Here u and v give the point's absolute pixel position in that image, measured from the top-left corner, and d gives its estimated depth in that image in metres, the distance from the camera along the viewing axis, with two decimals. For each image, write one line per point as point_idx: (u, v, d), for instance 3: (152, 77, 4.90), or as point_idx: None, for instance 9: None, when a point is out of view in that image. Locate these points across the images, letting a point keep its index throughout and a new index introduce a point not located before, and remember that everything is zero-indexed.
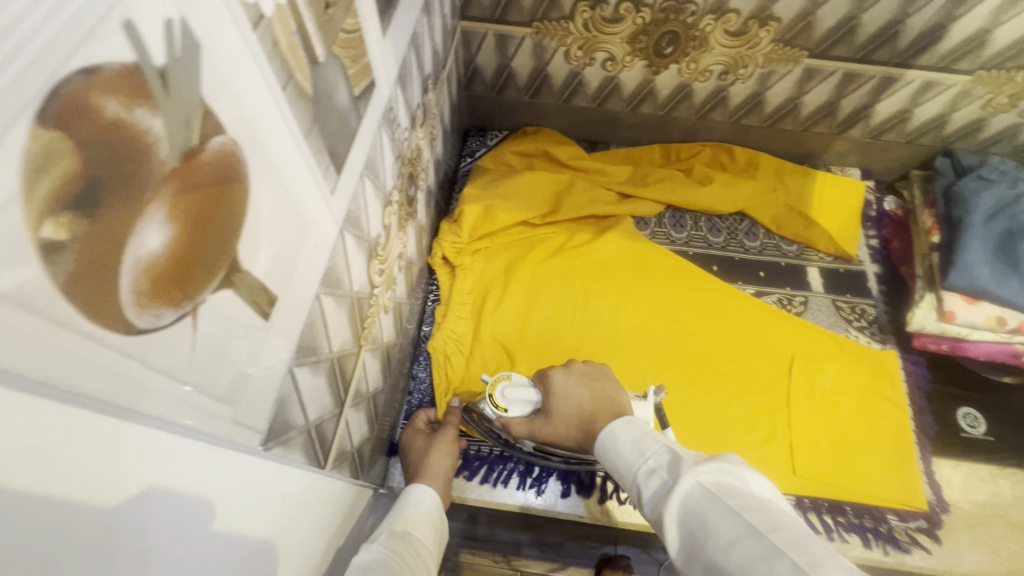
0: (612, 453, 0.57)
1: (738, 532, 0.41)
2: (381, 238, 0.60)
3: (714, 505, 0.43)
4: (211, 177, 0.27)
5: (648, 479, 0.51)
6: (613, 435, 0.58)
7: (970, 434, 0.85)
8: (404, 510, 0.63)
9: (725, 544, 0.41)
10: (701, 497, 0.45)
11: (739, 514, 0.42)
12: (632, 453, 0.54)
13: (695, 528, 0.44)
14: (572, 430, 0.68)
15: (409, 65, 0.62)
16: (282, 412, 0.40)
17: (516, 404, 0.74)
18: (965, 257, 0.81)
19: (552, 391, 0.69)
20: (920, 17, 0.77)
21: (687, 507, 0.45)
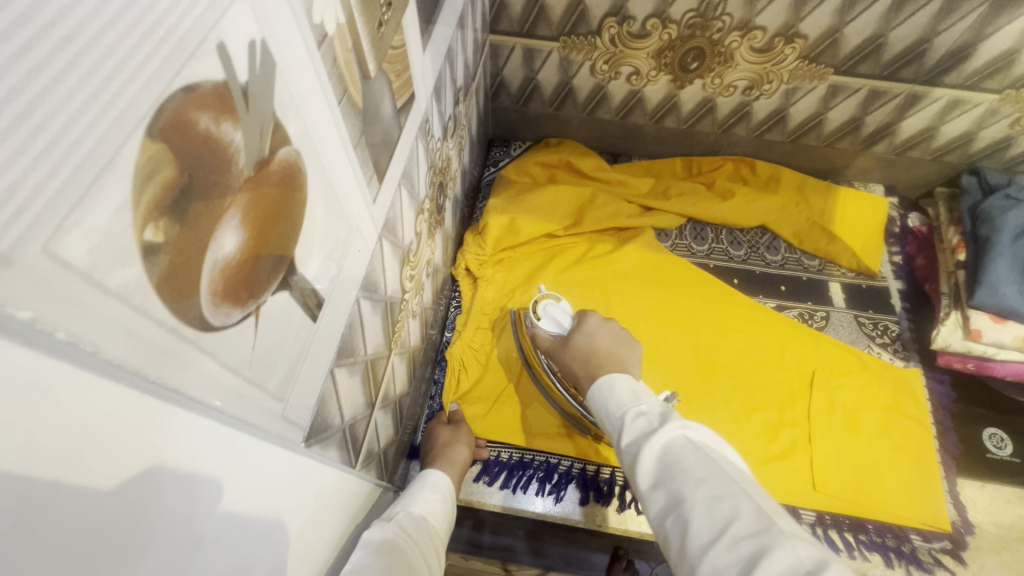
0: (605, 397, 0.57)
1: (712, 474, 0.44)
2: (413, 245, 0.62)
3: (694, 452, 0.46)
4: (278, 185, 0.29)
5: (635, 419, 0.52)
6: (613, 380, 0.58)
7: (996, 456, 0.84)
8: (418, 492, 0.63)
9: (696, 480, 0.44)
10: (681, 444, 0.47)
11: (715, 462, 0.45)
12: (627, 397, 0.55)
13: (671, 466, 0.46)
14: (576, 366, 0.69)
15: (444, 78, 0.64)
16: (322, 410, 0.42)
17: (549, 320, 0.79)
18: (993, 276, 0.80)
19: (581, 327, 0.72)
20: (947, 36, 0.78)
21: (666, 450, 0.47)
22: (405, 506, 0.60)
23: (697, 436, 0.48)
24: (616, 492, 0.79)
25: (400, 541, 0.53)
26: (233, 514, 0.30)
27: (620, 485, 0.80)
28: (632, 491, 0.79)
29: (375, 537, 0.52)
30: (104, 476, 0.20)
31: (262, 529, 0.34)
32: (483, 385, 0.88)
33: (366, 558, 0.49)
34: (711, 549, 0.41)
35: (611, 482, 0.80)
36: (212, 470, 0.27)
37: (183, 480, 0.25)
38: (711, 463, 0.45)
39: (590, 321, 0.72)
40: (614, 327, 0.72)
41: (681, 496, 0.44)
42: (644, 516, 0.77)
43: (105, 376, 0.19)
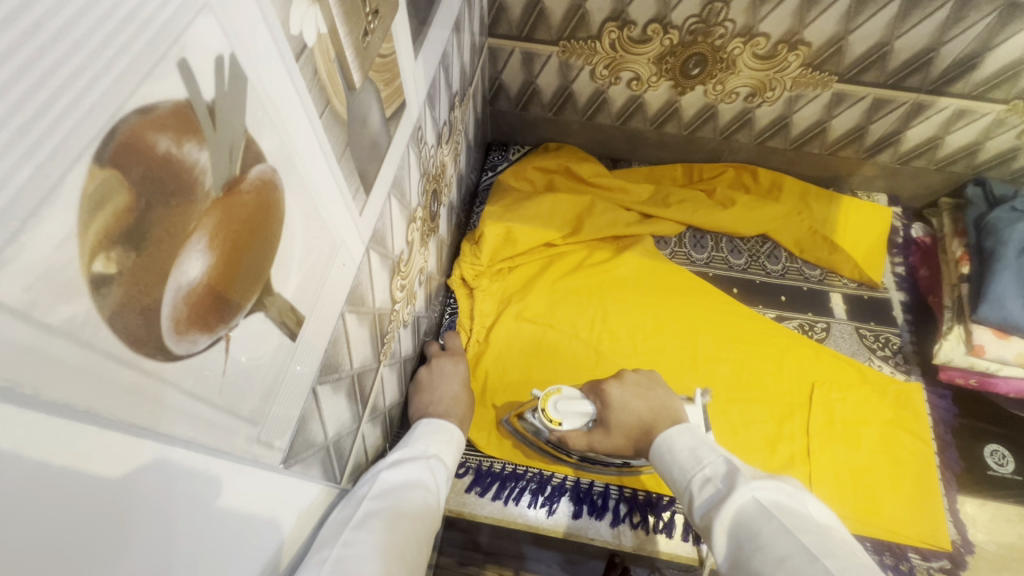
0: (666, 458, 0.59)
1: (792, 550, 0.43)
2: (404, 254, 0.60)
3: (768, 520, 0.46)
4: (251, 204, 0.28)
5: (702, 486, 0.53)
6: (671, 440, 0.60)
7: (998, 472, 0.83)
8: (430, 433, 0.63)
9: (774, 558, 0.43)
10: (754, 511, 0.47)
11: (794, 535, 0.44)
12: (689, 460, 0.56)
13: (746, 539, 0.46)
14: (629, 440, 0.68)
15: (438, 84, 0.63)
16: (304, 430, 0.40)
17: (570, 417, 0.72)
18: (998, 291, 0.78)
19: (610, 404, 0.69)
20: (955, 46, 0.76)
21: (739, 521, 0.48)
22: (436, 445, 0.61)
23: (769, 498, 0.48)
24: (610, 505, 0.78)
25: (429, 475, 0.56)
26: (212, 543, 0.29)
27: (615, 498, 0.79)
28: (625, 504, 0.78)
29: (412, 460, 0.56)
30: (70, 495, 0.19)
31: (238, 554, 0.33)
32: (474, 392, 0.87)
33: (399, 478, 0.53)
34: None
35: (604, 496, 0.79)
36: (181, 500, 0.26)
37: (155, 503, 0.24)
38: (788, 536, 0.44)
39: (612, 390, 0.70)
40: (631, 381, 0.71)
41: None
42: (638, 531, 0.77)
43: (51, 413, 0.18)
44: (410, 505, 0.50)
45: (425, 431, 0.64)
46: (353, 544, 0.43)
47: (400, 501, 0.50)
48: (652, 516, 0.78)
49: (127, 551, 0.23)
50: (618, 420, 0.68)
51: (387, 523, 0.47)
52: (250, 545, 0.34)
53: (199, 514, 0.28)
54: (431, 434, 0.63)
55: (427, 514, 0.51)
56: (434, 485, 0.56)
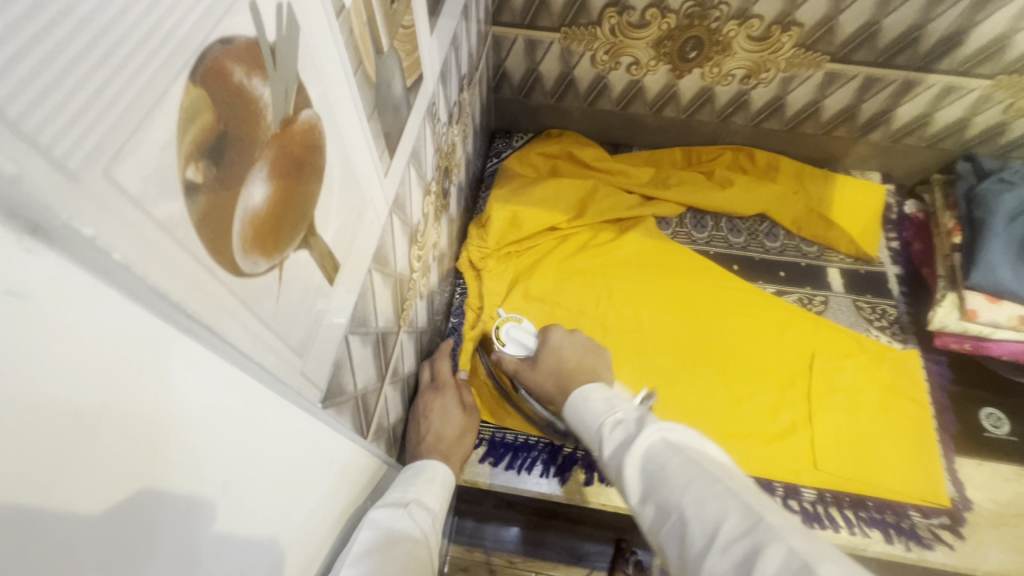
0: (581, 409, 0.61)
1: (695, 476, 0.46)
2: (421, 225, 0.63)
3: (672, 454, 0.48)
4: (301, 145, 0.31)
5: (614, 428, 0.55)
6: (587, 392, 0.62)
7: (994, 434, 0.85)
8: (413, 475, 0.63)
9: (680, 485, 0.46)
10: (662, 448, 0.50)
11: (697, 463, 0.47)
12: (602, 407, 0.59)
13: (656, 473, 0.48)
14: (550, 385, 0.72)
15: (449, 64, 0.66)
16: (338, 374, 0.43)
17: (513, 343, 0.82)
18: (988, 258, 0.81)
19: (547, 343, 0.75)
20: (940, 23, 0.79)
21: (649, 457, 0.50)
22: (418, 488, 0.61)
23: (676, 436, 0.50)
24: None
25: (411, 525, 0.54)
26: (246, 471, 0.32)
27: None
28: None
29: (381, 511, 0.54)
30: (97, 502, 0.21)
31: (270, 491, 0.35)
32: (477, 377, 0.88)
33: (377, 533, 0.51)
34: (704, 557, 0.41)
35: None
36: (230, 419, 0.29)
37: (173, 523, 0.26)
38: (693, 466, 0.46)
39: (554, 334, 0.75)
40: (579, 336, 0.76)
41: (664, 501, 0.47)
42: None
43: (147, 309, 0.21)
44: (396, 561, 0.48)
45: (406, 478, 0.63)
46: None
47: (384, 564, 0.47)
48: None
49: (150, 553, 0.24)
50: (547, 360, 0.73)
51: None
52: (280, 486, 0.36)
53: (236, 474, 0.31)
54: (409, 478, 0.62)
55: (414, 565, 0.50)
56: (415, 534, 0.54)
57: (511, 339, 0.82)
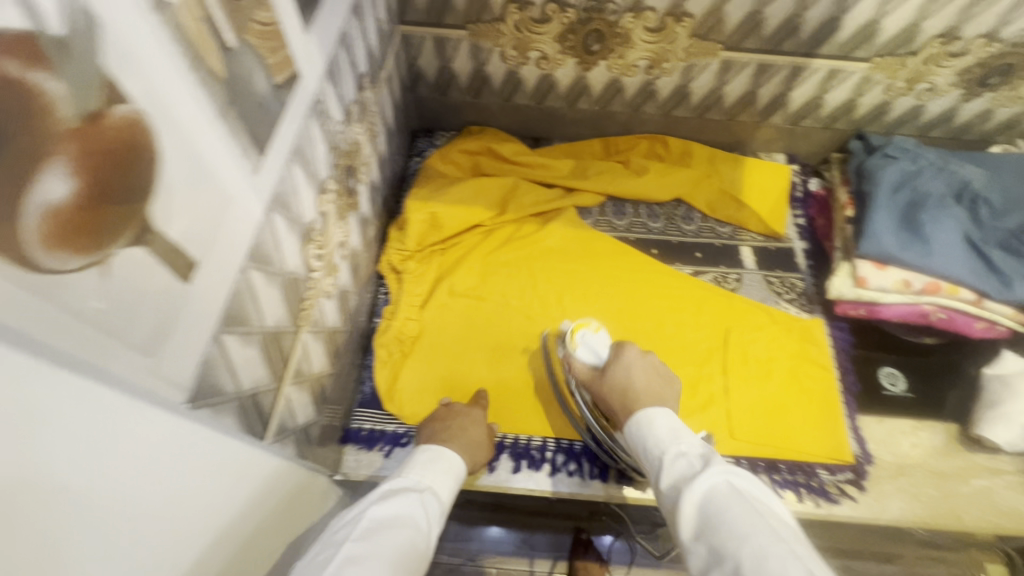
0: (645, 433, 0.63)
1: (754, 528, 0.47)
2: (317, 224, 0.63)
3: (735, 501, 0.50)
4: (119, 140, 0.31)
5: (676, 459, 0.57)
6: (655, 415, 0.64)
7: (891, 392, 0.91)
8: (427, 459, 0.66)
9: (739, 534, 0.47)
10: (724, 492, 0.51)
11: (758, 515, 0.48)
12: (667, 435, 0.61)
13: (713, 515, 0.50)
14: (614, 401, 0.72)
15: (339, 62, 0.66)
16: (208, 374, 0.43)
17: (586, 351, 0.78)
18: (873, 227, 0.87)
19: (623, 360, 0.74)
20: (816, 10, 0.84)
21: (708, 497, 0.51)
22: (429, 477, 0.64)
23: (740, 483, 0.52)
24: (547, 457, 0.84)
25: (419, 511, 0.59)
26: (100, 464, 0.32)
27: (551, 451, 0.84)
28: (563, 454, 0.84)
29: (403, 496, 0.59)
30: None
31: (140, 483, 0.35)
32: (398, 376, 0.86)
33: (387, 512, 0.56)
34: None
35: (542, 448, 0.84)
36: (57, 413, 0.29)
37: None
38: (755, 516, 0.48)
39: (627, 353, 0.75)
40: (650, 359, 0.75)
41: (718, 545, 0.48)
42: (575, 477, 0.82)
43: None
44: (391, 546, 0.52)
45: (421, 460, 0.66)
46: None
47: (384, 540, 0.53)
48: (587, 463, 0.83)
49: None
50: (616, 376, 0.73)
51: (365, 565, 0.50)
52: (150, 478, 0.36)
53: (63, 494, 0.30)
54: (425, 465, 0.65)
55: (410, 550, 0.53)
56: (423, 523, 0.58)
57: (585, 344, 0.78)
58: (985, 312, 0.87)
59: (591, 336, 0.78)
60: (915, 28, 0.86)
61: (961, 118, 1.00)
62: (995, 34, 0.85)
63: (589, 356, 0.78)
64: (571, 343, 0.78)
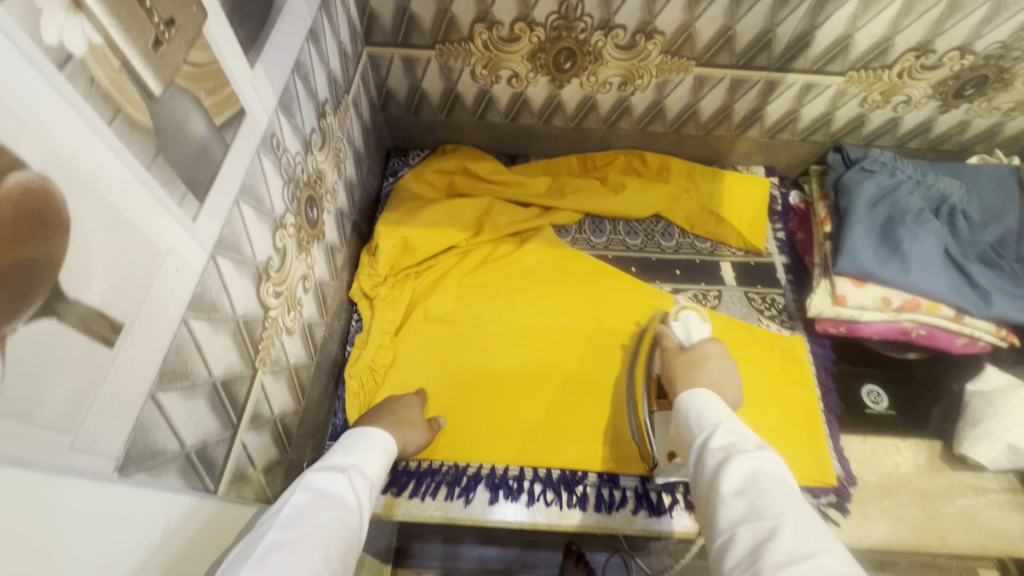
0: (699, 403, 0.61)
1: (801, 510, 0.46)
2: (273, 260, 0.61)
3: (784, 482, 0.49)
4: (16, 211, 0.28)
5: (728, 431, 0.55)
6: (713, 395, 0.62)
7: (874, 410, 0.90)
8: (351, 445, 0.60)
9: (785, 505, 0.46)
10: (776, 471, 0.50)
11: (805, 503, 0.47)
12: (726, 411, 0.59)
13: (764, 486, 0.48)
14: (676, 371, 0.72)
15: (295, 91, 0.64)
16: (143, 438, 0.41)
17: (681, 326, 0.81)
18: (852, 244, 0.85)
19: (704, 347, 0.74)
20: (788, 25, 0.83)
21: (761, 471, 0.49)
22: (357, 457, 0.58)
23: (788, 474, 0.51)
24: (525, 487, 0.81)
25: (346, 492, 0.53)
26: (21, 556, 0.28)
27: (529, 479, 0.82)
28: (540, 484, 0.82)
29: (326, 478, 0.53)
30: None
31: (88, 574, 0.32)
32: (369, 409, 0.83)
33: (310, 496, 0.50)
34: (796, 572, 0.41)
35: (519, 478, 0.82)
36: None
37: None
38: (804, 504, 0.47)
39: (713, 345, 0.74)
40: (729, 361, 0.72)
41: (759, 510, 0.46)
42: (554, 508, 0.80)
43: None
44: (314, 531, 0.47)
45: (348, 444, 0.60)
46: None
47: (306, 527, 0.47)
48: (565, 491, 0.81)
49: None
50: (694, 356, 0.72)
51: (284, 557, 0.44)
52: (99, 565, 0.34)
53: None
54: (350, 445, 0.59)
55: (337, 535, 0.48)
56: (350, 500, 0.52)
57: (683, 322, 0.81)
58: (966, 328, 0.86)
59: (694, 322, 0.81)
60: (888, 42, 0.84)
61: (938, 129, 1.00)
62: (968, 47, 0.84)
63: (682, 334, 0.80)
64: (673, 315, 0.83)
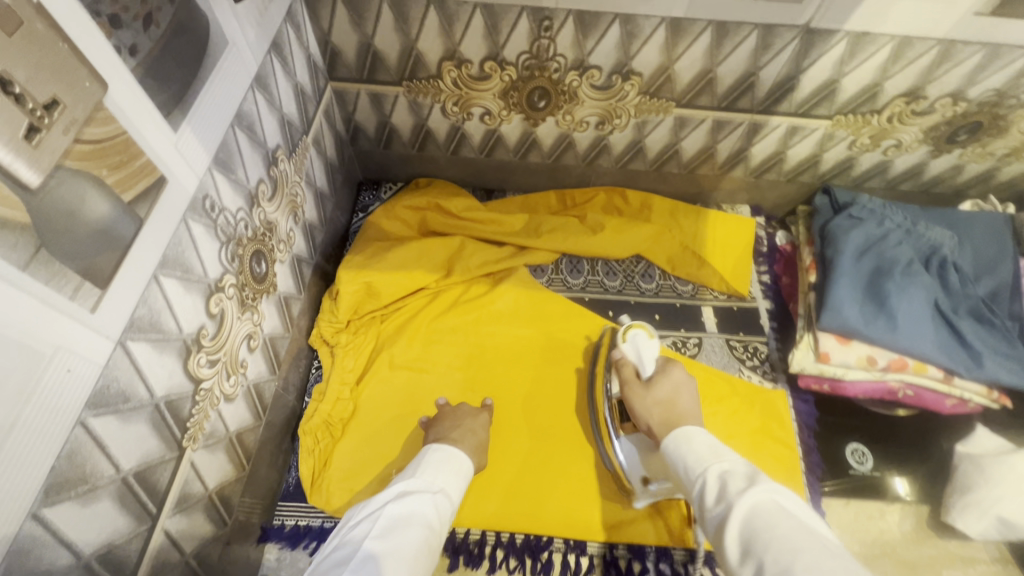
0: (685, 448, 0.58)
1: (805, 545, 0.42)
2: (208, 328, 0.57)
3: (783, 518, 0.45)
4: None
5: (718, 476, 0.52)
6: (690, 433, 0.59)
7: (858, 471, 0.85)
8: (431, 464, 0.64)
9: (789, 551, 0.42)
10: (773, 508, 0.46)
11: (811, 534, 0.43)
12: (707, 453, 0.55)
13: (762, 529, 0.44)
14: (653, 413, 0.68)
15: (237, 144, 0.60)
16: (21, 564, 0.37)
17: (633, 349, 0.79)
18: (835, 299, 0.81)
19: (668, 375, 0.72)
20: (771, 69, 0.79)
21: (756, 511, 0.46)
22: (440, 479, 0.62)
23: (788, 504, 0.47)
24: (487, 552, 0.77)
25: (431, 511, 0.57)
26: None
27: (491, 544, 0.78)
28: (502, 550, 0.78)
29: (416, 496, 0.57)
30: None
31: None
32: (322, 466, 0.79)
33: (403, 512, 0.55)
34: None
35: (480, 543, 0.78)
36: None
37: None
38: (805, 533, 0.43)
39: (675, 368, 0.73)
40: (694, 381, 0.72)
41: (769, 567, 0.42)
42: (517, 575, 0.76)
43: None
44: (407, 545, 0.51)
45: (431, 462, 0.64)
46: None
47: (397, 542, 0.51)
48: (530, 557, 0.77)
49: None
50: (661, 391, 0.70)
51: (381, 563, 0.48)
52: None
53: None
54: (438, 465, 0.63)
55: (424, 551, 0.52)
56: (435, 519, 0.57)
57: (632, 346, 0.79)
58: (955, 389, 0.82)
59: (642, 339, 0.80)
60: (877, 88, 0.80)
61: (930, 172, 0.95)
62: (961, 94, 0.80)
63: (635, 357, 0.78)
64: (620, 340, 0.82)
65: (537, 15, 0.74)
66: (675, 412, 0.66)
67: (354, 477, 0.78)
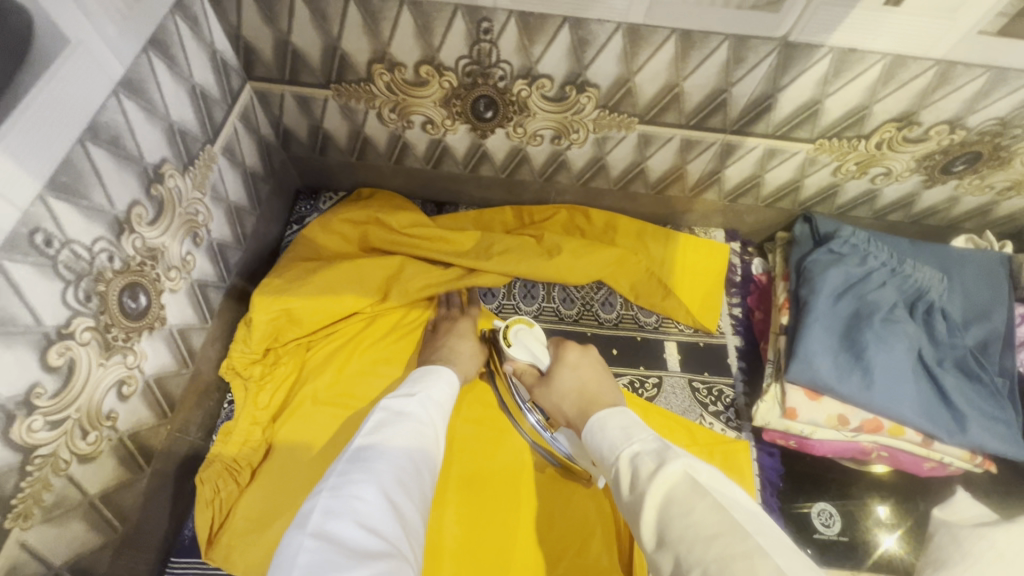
0: (599, 438, 0.57)
1: (721, 528, 0.41)
2: (45, 386, 0.48)
3: (697, 498, 0.44)
4: None
5: (632, 458, 0.51)
6: (603, 420, 0.58)
7: (824, 536, 0.77)
8: (426, 376, 0.63)
9: (702, 536, 0.41)
10: (686, 488, 0.45)
11: (725, 510, 0.42)
12: (620, 437, 0.55)
13: (676, 512, 0.44)
14: (564, 402, 0.68)
15: (90, 162, 0.50)
16: None
17: (522, 348, 0.75)
18: (806, 349, 0.72)
19: (564, 360, 0.72)
20: (745, 85, 0.69)
21: (670, 495, 0.45)
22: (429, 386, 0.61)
23: (701, 478, 0.46)
24: None
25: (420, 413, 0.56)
26: None
27: None
28: None
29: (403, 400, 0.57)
30: None
31: None
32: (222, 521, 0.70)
33: (389, 415, 0.54)
34: None
35: None
36: None
37: None
38: (718, 509, 0.42)
39: (570, 353, 0.73)
40: (592, 355, 0.74)
41: (685, 556, 0.41)
42: None
43: None
44: (397, 441, 0.51)
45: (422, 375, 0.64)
46: (337, 510, 0.43)
47: (389, 439, 0.51)
48: None
49: None
50: (563, 381, 0.69)
51: (371, 455, 0.48)
52: None
53: None
54: (427, 379, 0.62)
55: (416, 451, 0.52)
56: (423, 421, 0.56)
57: (519, 345, 0.75)
58: (935, 453, 0.74)
59: (527, 334, 0.76)
60: (864, 111, 0.71)
61: (922, 204, 0.86)
62: (959, 121, 0.70)
63: (526, 355, 0.74)
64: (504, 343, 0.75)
65: (474, 15, 0.64)
66: (584, 395, 0.66)
67: (257, 534, 0.69)
